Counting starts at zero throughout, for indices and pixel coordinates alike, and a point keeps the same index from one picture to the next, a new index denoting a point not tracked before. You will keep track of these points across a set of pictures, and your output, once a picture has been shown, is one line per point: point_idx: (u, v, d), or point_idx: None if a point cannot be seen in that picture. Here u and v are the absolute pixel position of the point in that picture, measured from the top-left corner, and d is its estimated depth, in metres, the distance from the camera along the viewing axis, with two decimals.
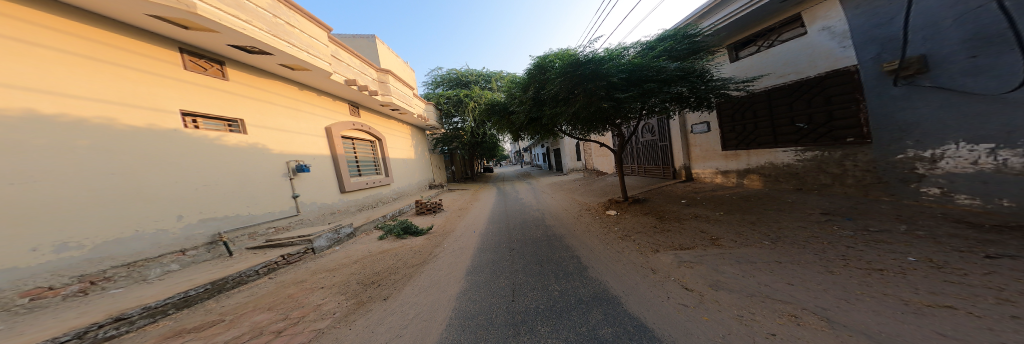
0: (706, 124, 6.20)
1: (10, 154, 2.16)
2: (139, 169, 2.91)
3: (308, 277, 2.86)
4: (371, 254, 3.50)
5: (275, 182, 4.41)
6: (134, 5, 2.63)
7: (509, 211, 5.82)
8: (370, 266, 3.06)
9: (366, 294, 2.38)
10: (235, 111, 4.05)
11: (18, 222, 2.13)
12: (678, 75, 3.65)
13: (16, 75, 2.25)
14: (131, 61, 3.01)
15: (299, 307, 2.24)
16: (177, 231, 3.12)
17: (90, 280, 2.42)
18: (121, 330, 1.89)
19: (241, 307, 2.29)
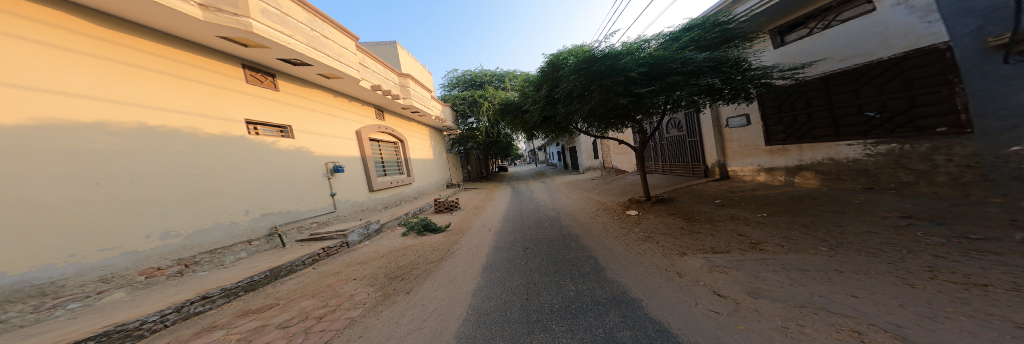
0: (745, 117, 5.63)
1: (128, 157, 2.75)
2: (216, 169, 3.47)
3: (341, 270, 3.14)
4: (396, 249, 3.75)
5: (316, 181, 4.96)
6: (208, 28, 3.22)
7: (523, 210, 5.80)
8: (395, 260, 3.28)
9: (391, 286, 2.55)
10: (284, 118, 4.67)
11: (134, 210, 2.69)
12: (707, 65, 3.40)
13: (129, 95, 2.88)
14: (207, 77, 3.64)
15: (336, 296, 2.48)
16: (245, 223, 3.65)
17: (184, 263, 2.96)
18: (203, 308, 2.28)
19: (292, 293, 2.60)
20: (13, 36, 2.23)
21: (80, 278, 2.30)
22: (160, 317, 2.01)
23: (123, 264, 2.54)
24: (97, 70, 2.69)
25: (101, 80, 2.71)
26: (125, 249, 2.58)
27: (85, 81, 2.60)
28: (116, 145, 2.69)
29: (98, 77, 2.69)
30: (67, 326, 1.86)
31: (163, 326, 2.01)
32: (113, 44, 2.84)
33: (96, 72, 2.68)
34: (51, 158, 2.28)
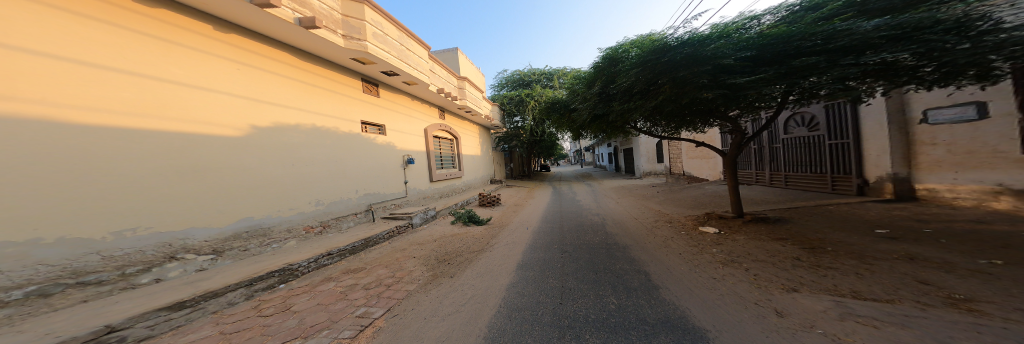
0: (979, 107, 3.72)
1: (288, 147, 3.94)
2: (351, 158, 4.99)
3: (407, 246, 3.79)
4: (446, 235, 4.21)
5: (396, 170, 6.14)
6: (339, 50, 4.29)
7: (574, 213, 5.48)
8: (445, 245, 3.67)
9: (440, 269, 2.84)
10: (387, 120, 6.07)
11: (309, 182, 4.18)
12: (883, 36, 2.26)
13: (287, 99, 4.01)
14: (335, 87, 4.84)
15: (400, 270, 2.96)
16: (355, 200, 4.96)
17: (325, 224, 4.32)
18: (327, 260, 3.24)
19: (377, 260, 3.31)
20: (214, 57, 3.17)
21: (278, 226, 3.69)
22: (307, 263, 3.01)
23: (297, 219, 3.94)
24: (265, 80, 3.73)
25: (268, 86, 3.76)
26: (298, 210, 3.96)
27: (257, 88, 3.62)
28: (285, 138, 3.90)
29: (266, 85, 3.74)
30: (265, 261, 3.03)
31: (306, 270, 2.98)
32: (275, 61, 3.88)
33: (263, 80, 3.71)
34: (281, 145, 3.84)
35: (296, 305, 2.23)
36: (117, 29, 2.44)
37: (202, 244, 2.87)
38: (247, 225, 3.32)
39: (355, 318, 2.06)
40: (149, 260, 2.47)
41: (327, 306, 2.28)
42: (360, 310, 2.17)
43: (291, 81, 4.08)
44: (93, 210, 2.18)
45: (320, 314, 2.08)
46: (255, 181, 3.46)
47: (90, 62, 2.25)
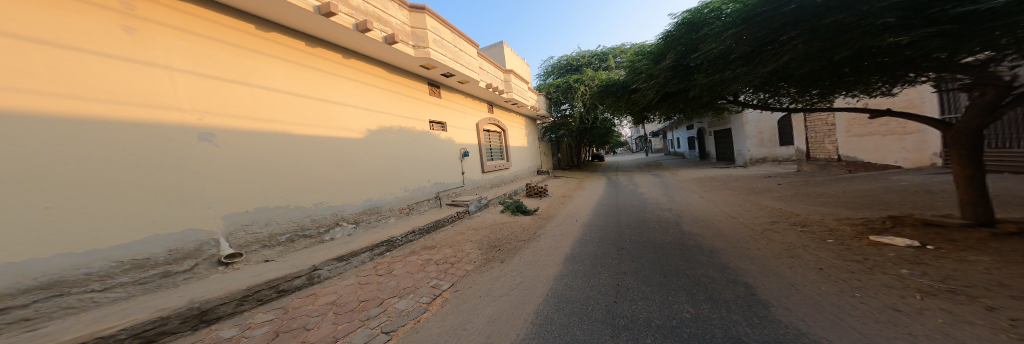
0: None
1: (376, 144, 4.80)
2: (434, 153, 6.18)
3: (467, 230, 4.44)
4: (496, 223, 4.65)
5: (455, 163, 6.82)
6: (407, 59, 5.01)
7: (638, 209, 4.90)
8: (494, 233, 4.04)
9: (492, 254, 3.08)
10: (451, 118, 6.89)
11: (407, 170, 5.37)
12: None
13: (371, 103, 4.78)
14: (407, 91, 5.60)
15: (458, 251, 3.41)
16: (427, 189, 5.88)
17: (411, 206, 5.35)
18: (410, 235, 4.17)
19: (446, 240, 4.03)
20: (313, 70, 3.92)
21: (384, 206, 4.80)
22: (402, 237, 4.03)
23: (396, 200, 5.06)
24: (353, 88, 4.49)
25: (355, 93, 4.53)
26: (395, 193, 5.05)
27: (347, 94, 4.38)
28: (373, 137, 4.77)
29: (354, 92, 4.51)
30: (374, 234, 4.11)
31: (401, 243, 3.99)
32: (360, 71, 4.63)
33: (352, 88, 4.48)
34: (390, 142, 5.10)
35: (395, 270, 3.12)
36: (266, 58, 3.38)
37: (350, 215, 4.19)
38: (368, 204, 4.51)
39: (431, 288, 2.56)
40: (327, 223, 3.86)
41: (413, 273, 3.02)
42: (433, 282, 2.66)
43: (396, 93, 5.33)
44: (234, 193, 2.90)
45: (410, 280, 2.79)
46: (376, 169, 4.72)
47: (297, 90, 3.72)
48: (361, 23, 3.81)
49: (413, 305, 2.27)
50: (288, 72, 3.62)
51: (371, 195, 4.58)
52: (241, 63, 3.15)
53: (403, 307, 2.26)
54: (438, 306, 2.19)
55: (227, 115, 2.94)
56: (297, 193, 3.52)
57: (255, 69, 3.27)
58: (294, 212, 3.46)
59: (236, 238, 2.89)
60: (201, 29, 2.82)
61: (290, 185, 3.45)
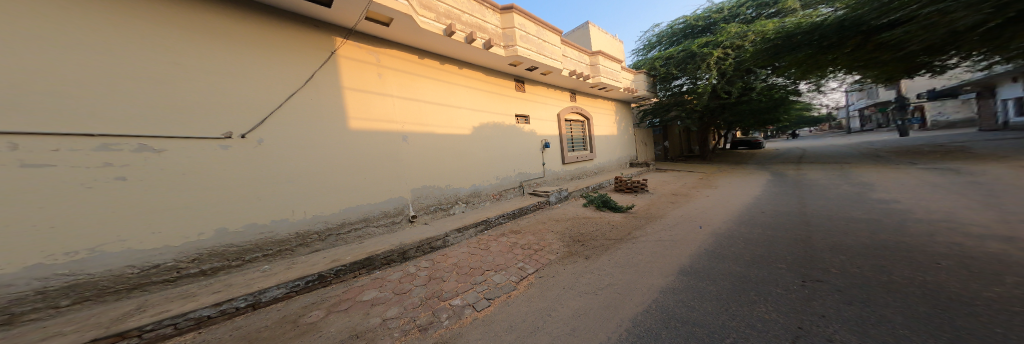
0: None
1: (477, 139, 5.65)
2: (529, 146, 6.81)
3: (550, 219, 4.58)
4: (581, 216, 4.52)
5: (536, 154, 7.01)
6: (497, 60, 5.48)
7: (795, 224, 3.40)
8: (578, 226, 3.95)
9: (576, 248, 3.07)
10: (538, 109, 7.18)
11: (504, 161, 6.19)
12: None
13: (472, 103, 5.60)
14: (500, 89, 6.22)
15: (541, 239, 3.57)
16: (513, 178, 6.39)
17: (501, 192, 6.05)
18: (500, 217, 4.74)
19: (530, 226, 4.33)
20: (435, 80, 4.96)
21: (483, 191, 5.66)
22: (497, 218, 4.70)
23: (491, 186, 5.85)
24: (460, 91, 5.40)
25: (461, 95, 5.42)
26: (490, 181, 5.84)
27: (456, 98, 5.31)
28: (475, 133, 5.62)
29: (461, 94, 5.40)
30: (474, 214, 4.95)
31: (496, 222, 4.68)
32: (465, 77, 5.51)
33: (460, 92, 5.39)
34: (495, 138, 6.03)
35: (492, 247, 3.69)
36: (408, 75, 4.57)
37: (464, 196, 5.28)
38: (473, 189, 5.47)
39: (518, 269, 2.82)
40: (450, 201, 5.03)
41: (505, 252, 3.43)
42: (519, 264, 2.92)
43: (501, 94, 6.25)
44: (388, 175, 4.19)
45: (503, 258, 3.19)
46: (483, 159, 5.73)
47: (439, 101, 5.01)
48: (467, 35, 4.48)
49: (504, 280, 2.61)
50: (434, 87, 4.94)
51: (480, 182, 5.61)
52: (411, 85, 4.60)
53: (496, 280, 2.65)
54: (524, 287, 2.40)
55: (384, 121, 4.20)
56: (437, 177, 4.84)
57: (418, 88, 4.70)
58: (435, 190, 4.82)
59: (415, 204, 4.52)
60: (396, 65, 4.40)
61: (433, 171, 4.79)
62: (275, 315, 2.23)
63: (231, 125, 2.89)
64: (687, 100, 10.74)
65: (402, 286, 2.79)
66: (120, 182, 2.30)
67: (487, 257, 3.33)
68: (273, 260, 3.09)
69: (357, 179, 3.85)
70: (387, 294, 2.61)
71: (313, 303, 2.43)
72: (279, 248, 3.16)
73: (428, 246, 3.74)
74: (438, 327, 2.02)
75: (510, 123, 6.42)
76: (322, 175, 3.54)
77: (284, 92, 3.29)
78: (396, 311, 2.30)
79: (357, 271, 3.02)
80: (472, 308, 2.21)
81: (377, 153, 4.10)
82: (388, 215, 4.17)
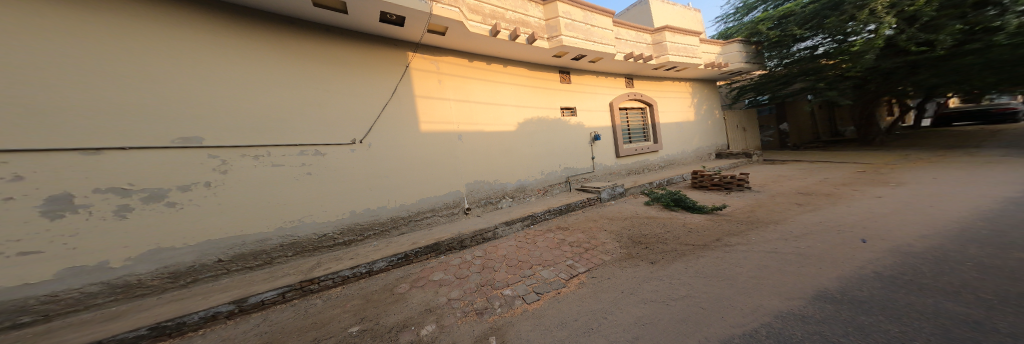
0: None
1: (525, 135, 5.78)
2: (577, 138, 6.61)
3: (598, 217, 4.38)
4: (641, 216, 4.17)
5: (586, 147, 6.73)
6: (542, 53, 5.42)
7: (956, 234, 2.47)
8: (638, 227, 3.67)
9: (635, 250, 2.89)
10: (587, 99, 6.83)
11: (552, 155, 6.16)
12: None
13: (521, 101, 5.75)
14: (548, 83, 6.20)
15: (593, 239, 3.44)
16: (560, 172, 6.28)
17: (547, 187, 6.03)
18: (548, 211, 4.77)
19: (579, 223, 4.24)
20: (487, 81, 5.26)
21: (528, 186, 5.76)
22: (543, 213, 4.72)
23: (535, 180, 5.87)
24: (509, 90, 5.60)
25: (510, 93, 5.60)
26: (535, 176, 5.86)
27: (507, 97, 5.53)
28: (523, 129, 5.75)
29: (510, 92, 5.60)
30: (519, 209, 5.07)
31: (543, 218, 4.70)
32: (513, 74, 5.67)
33: (509, 91, 5.60)
34: (543, 132, 6.06)
35: (538, 242, 3.73)
36: (464, 80, 4.94)
37: (511, 190, 5.46)
38: (519, 185, 5.61)
39: (567, 266, 2.79)
40: (499, 196, 5.27)
41: (552, 248, 3.43)
42: (569, 261, 2.89)
43: (548, 88, 6.21)
44: (450, 171, 4.64)
45: (551, 254, 3.20)
46: (531, 154, 5.83)
47: (489, 100, 5.27)
48: (512, 32, 4.53)
49: (554, 276, 2.62)
50: (483, 87, 5.19)
51: (527, 176, 5.75)
52: (464, 87, 4.92)
53: (546, 276, 2.67)
54: (574, 286, 2.37)
55: (446, 124, 4.66)
56: (489, 172, 5.15)
57: (470, 89, 5.01)
58: (485, 185, 5.11)
59: (470, 197, 4.87)
60: (452, 70, 4.77)
61: (487, 166, 5.12)
62: (367, 290, 2.74)
63: (355, 133, 3.77)
64: (831, 63, 8.39)
65: (461, 272, 3.10)
66: (307, 176, 3.41)
67: (535, 252, 3.39)
68: (377, 238, 3.87)
69: (424, 175, 4.36)
70: (450, 277, 2.98)
71: (402, 277, 3.01)
72: (379, 229, 3.90)
73: (480, 237, 4.00)
74: (492, 313, 2.19)
75: (557, 117, 6.33)
76: (403, 171, 4.15)
77: (378, 103, 3.98)
78: (458, 293, 2.61)
79: (428, 254, 3.49)
80: (522, 300, 2.31)
81: (439, 152, 4.55)
82: (449, 206, 4.60)
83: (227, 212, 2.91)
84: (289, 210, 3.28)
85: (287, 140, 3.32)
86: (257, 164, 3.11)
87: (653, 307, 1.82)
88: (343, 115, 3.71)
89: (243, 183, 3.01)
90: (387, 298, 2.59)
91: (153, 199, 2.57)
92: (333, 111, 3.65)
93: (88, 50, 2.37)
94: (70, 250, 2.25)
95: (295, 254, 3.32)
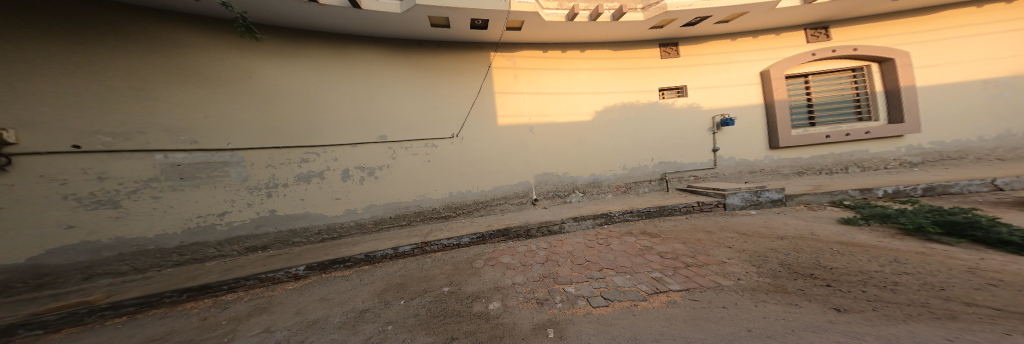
0: None
1: (610, 124, 5.30)
2: (687, 124, 5.48)
3: (697, 228, 3.52)
4: (803, 236, 2.76)
5: (703, 136, 5.50)
6: (641, 26, 4.63)
7: None
8: (802, 251, 2.41)
9: (786, 280, 1.91)
10: (701, 77, 5.45)
11: (647, 145, 5.41)
12: None
13: (611, 86, 5.27)
14: (645, 62, 5.36)
15: (707, 255, 2.67)
16: (651, 167, 5.42)
17: (628, 186, 5.36)
18: (641, 210, 4.23)
19: (671, 231, 3.57)
20: (569, 70, 5.12)
21: (603, 181, 5.29)
22: (619, 213, 4.26)
23: (614, 177, 5.33)
24: (595, 76, 5.23)
25: (596, 80, 5.23)
26: (612, 170, 5.32)
27: (591, 85, 5.22)
28: (608, 118, 5.30)
29: (596, 79, 5.23)
30: (593, 204, 4.83)
31: (619, 219, 4.25)
32: (601, 59, 5.23)
33: (596, 77, 5.23)
34: (635, 119, 5.37)
35: (613, 245, 3.43)
36: (546, 70, 4.98)
37: (582, 185, 5.20)
38: (592, 179, 5.27)
39: (651, 279, 2.42)
40: (566, 190, 5.11)
41: (631, 255, 3.08)
42: (655, 274, 2.49)
43: (643, 68, 5.36)
44: (529, 162, 4.89)
45: (630, 261, 2.88)
46: (620, 143, 5.32)
47: (565, 90, 5.12)
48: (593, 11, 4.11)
49: (632, 286, 2.34)
50: (558, 77, 5.06)
51: (616, 167, 5.32)
52: (538, 79, 4.93)
53: (624, 284, 2.41)
54: (660, 304, 1.97)
55: (525, 116, 4.87)
56: (571, 162, 5.13)
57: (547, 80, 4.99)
58: (555, 177, 5.05)
59: (538, 189, 4.94)
60: (526, 64, 4.85)
61: (571, 155, 5.14)
62: (455, 259, 3.26)
63: (452, 128, 4.42)
64: None
65: (526, 259, 3.25)
66: (428, 162, 4.30)
67: (606, 255, 3.14)
68: (465, 216, 4.48)
69: (501, 165, 4.71)
70: (515, 262, 3.18)
71: (478, 253, 3.43)
72: (467, 209, 4.52)
73: (547, 229, 4.04)
74: (552, 306, 2.22)
75: (653, 101, 5.42)
76: (486, 161, 4.63)
77: (468, 101, 4.51)
78: (522, 279, 2.79)
79: (500, 238, 3.81)
80: (588, 301, 2.20)
81: (514, 143, 4.80)
82: (519, 196, 4.82)
83: (379, 187, 4.05)
84: (416, 188, 4.22)
85: (418, 135, 4.23)
86: (404, 153, 4.17)
87: (776, 325, 1.40)
88: (450, 114, 4.41)
89: (389, 166, 4.09)
90: (467, 269, 3.02)
91: (356, 175, 3.94)
92: (444, 110, 4.39)
93: (322, 82, 3.80)
94: (317, 202, 3.77)
95: (420, 220, 4.28)
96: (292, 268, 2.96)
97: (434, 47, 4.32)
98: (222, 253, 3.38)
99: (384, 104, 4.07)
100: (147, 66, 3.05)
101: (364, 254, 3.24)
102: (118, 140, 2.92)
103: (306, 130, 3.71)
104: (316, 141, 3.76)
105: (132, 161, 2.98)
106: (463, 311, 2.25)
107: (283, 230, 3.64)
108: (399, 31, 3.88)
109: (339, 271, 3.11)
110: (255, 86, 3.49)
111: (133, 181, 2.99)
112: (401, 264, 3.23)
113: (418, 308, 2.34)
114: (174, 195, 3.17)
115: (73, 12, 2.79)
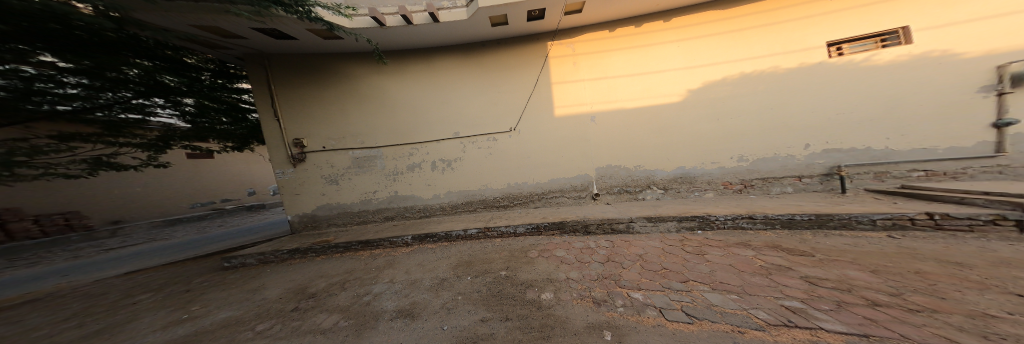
0: None
1: (732, 101, 4.41)
2: (882, 87, 4.01)
3: (894, 256, 2.40)
4: None
5: (974, 100, 3.82)
6: None
7: None
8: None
9: None
10: (906, 18, 3.88)
11: (812, 125, 4.27)
12: None
13: (740, 51, 4.31)
14: (790, 13, 4.13)
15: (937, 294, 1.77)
16: (803, 157, 4.37)
17: (745, 184, 4.56)
18: (801, 217, 3.23)
19: (834, 252, 2.59)
20: (665, 43, 4.41)
21: (699, 177, 4.67)
22: (723, 218, 3.49)
23: (716, 172, 4.63)
24: (712, 43, 4.34)
25: (707, 49, 4.36)
26: (719, 164, 4.60)
27: (705, 55, 4.38)
28: (719, 95, 4.43)
29: (714, 47, 4.35)
30: (690, 204, 4.21)
31: (721, 225, 3.48)
32: (721, 20, 4.28)
33: (713, 44, 4.35)
34: (795, 88, 4.24)
35: (709, 254, 2.85)
36: (632, 48, 4.46)
37: (660, 180, 4.72)
38: (680, 172, 4.69)
39: (783, 308, 1.79)
40: (640, 185, 4.76)
41: (741, 270, 2.48)
42: (786, 302, 1.86)
43: (798, 20, 4.12)
44: (603, 153, 4.73)
45: (730, 277, 2.33)
46: (770, 123, 4.37)
47: (638, 70, 4.51)
48: None
49: (736, 308, 1.85)
50: (627, 57, 4.49)
51: (763, 154, 4.46)
52: (602, 63, 4.54)
53: (725, 304, 1.90)
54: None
55: (584, 104, 4.65)
56: (697, 149, 4.61)
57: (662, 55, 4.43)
58: (621, 171, 4.76)
59: (600, 183, 4.82)
60: (588, 48, 4.54)
61: (700, 139, 4.57)
62: (511, 247, 3.50)
63: (510, 122, 4.66)
64: None
65: (583, 256, 3.10)
66: (489, 155, 4.73)
67: (697, 266, 2.61)
68: (520, 206, 4.83)
69: (558, 158, 4.76)
70: (570, 257, 3.09)
71: (533, 244, 3.56)
72: (522, 200, 4.82)
73: (609, 227, 3.76)
74: (612, 309, 2.02)
75: (819, 60, 4.14)
76: (542, 153, 4.75)
77: (525, 94, 4.62)
78: (577, 275, 2.67)
79: (554, 230, 3.85)
80: (660, 312, 1.91)
81: (574, 135, 4.72)
82: (576, 189, 4.82)
83: (454, 177, 4.76)
84: (479, 179, 4.76)
85: (482, 130, 4.67)
86: (472, 147, 4.71)
87: None
88: (508, 109, 4.64)
89: (461, 159, 4.73)
90: (522, 258, 3.17)
91: (438, 166, 4.72)
92: (503, 106, 4.63)
93: (419, 91, 4.56)
94: (411, 188, 4.75)
95: (483, 207, 4.85)
96: (403, 237, 3.92)
97: (493, 45, 4.51)
98: (368, 219, 4.77)
99: (455, 104, 4.62)
100: (315, 95, 4.46)
101: (444, 232, 3.94)
102: (337, 141, 4.58)
103: (411, 131, 4.63)
104: (413, 139, 4.65)
105: (341, 155, 4.61)
106: (518, 296, 2.35)
107: (400, 206, 4.79)
108: (462, 37, 4.26)
109: (429, 243, 3.89)
110: (384, 100, 4.55)
111: (338, 168, 4.63)
112: (468, 244, 3.75)
113: (480, 286, 2.61)
114: (351, 178, 4.66)
115: (295, 67, 4.40)
